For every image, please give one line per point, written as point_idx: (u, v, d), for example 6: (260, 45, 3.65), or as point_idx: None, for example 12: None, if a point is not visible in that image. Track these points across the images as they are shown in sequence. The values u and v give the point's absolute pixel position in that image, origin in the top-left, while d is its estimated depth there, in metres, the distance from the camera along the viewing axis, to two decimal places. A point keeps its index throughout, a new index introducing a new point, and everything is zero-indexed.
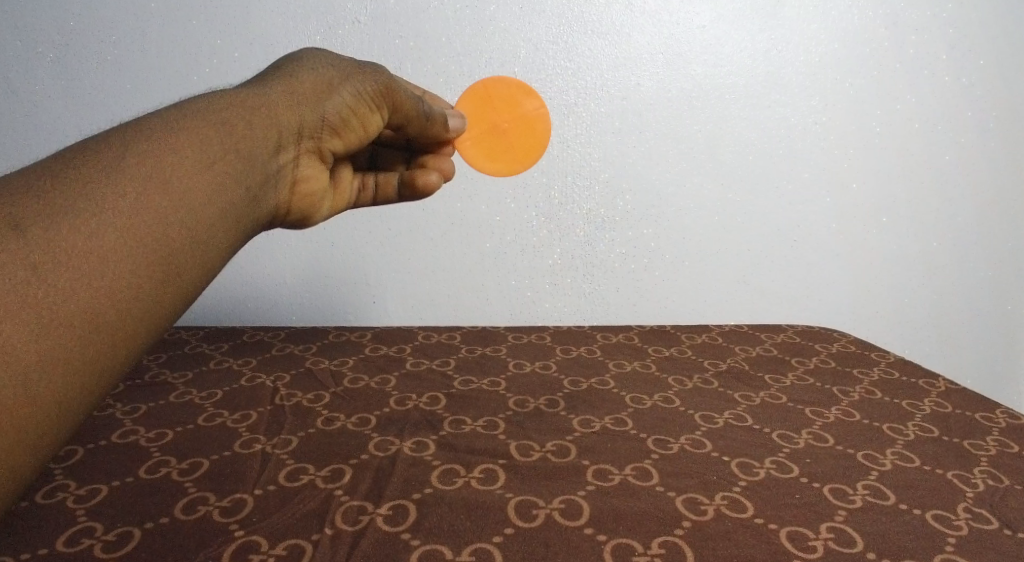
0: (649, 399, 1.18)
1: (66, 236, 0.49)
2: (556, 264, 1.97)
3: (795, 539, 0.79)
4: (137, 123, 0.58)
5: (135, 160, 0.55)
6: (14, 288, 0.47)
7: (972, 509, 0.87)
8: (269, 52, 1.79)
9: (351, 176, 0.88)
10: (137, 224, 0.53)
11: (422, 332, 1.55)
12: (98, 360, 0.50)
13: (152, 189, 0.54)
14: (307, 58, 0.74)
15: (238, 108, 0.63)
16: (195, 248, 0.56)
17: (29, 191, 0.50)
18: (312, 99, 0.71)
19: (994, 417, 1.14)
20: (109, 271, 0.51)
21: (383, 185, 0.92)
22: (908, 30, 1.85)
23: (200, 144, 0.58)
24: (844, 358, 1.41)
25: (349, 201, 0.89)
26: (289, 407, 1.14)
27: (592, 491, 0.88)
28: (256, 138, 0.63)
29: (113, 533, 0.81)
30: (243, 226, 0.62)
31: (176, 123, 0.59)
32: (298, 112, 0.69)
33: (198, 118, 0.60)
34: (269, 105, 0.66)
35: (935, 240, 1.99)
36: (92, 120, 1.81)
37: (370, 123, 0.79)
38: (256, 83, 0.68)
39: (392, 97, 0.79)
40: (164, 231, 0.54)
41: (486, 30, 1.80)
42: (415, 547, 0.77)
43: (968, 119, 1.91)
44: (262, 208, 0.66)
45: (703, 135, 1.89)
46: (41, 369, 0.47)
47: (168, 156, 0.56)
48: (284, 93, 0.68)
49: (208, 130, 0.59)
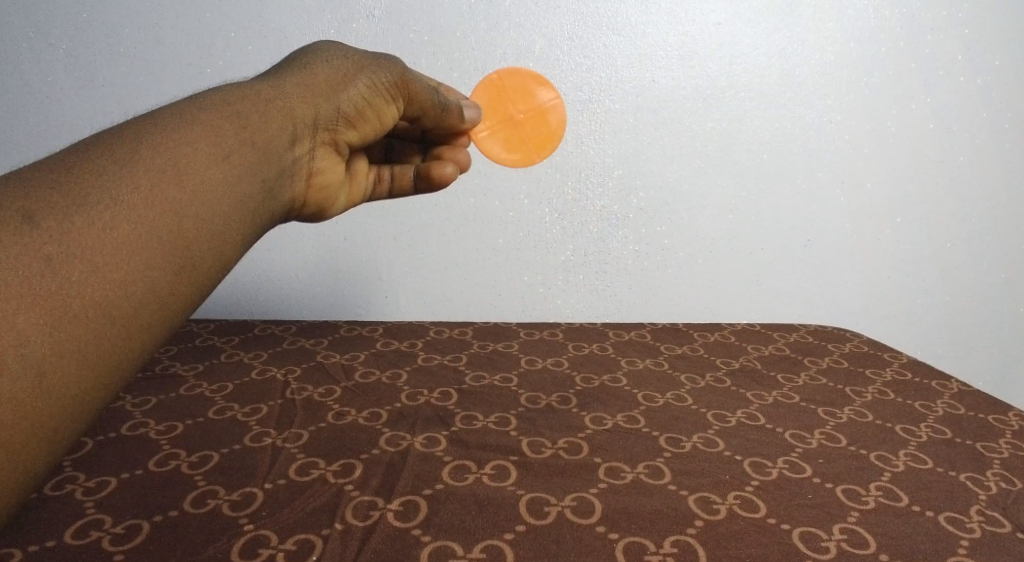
0: (662, 396, 1.17)
1: (80, 227, 0.49)
2: (568, 261, 1.96)
3: (807, 540, 0.79)
4: (150, 116, 0.57)
5: (149, 152, 0.54)
6: (26, 280, 0.46)
7: (986, 512, 0.86)
8: (282, 45, 1.79)
9: (365, 169, 0.88)
10: (152, 215, 0.52)
11: (433, 327, 1.54)
12: (114, 352, 0.50)
13: (167, 181, 0.54)
14: (320, 52, 0.74)
15: (254, 100, 0.63)
16: (211, 242, 0.56)
17: (43, 182, 0.50)
18: (328, 91, 0.71)
19: (1008, 420, 1.13)
20: (124, 264, 0.50)
21: (399, 177, 0.92)
22: (924, 30, 1.84)
23: (215, 137, 0.58)
24: (857, 359, 1.40)
25: (364, 194, 0.88)
26: (300, 401, 1.14)
27: (604, 489, 0.87)
28: (272, 130, 0.63)
29: (123, 526, 0.81)
30: (259, 220, 0.62)
31: (191, 116, 0.58)
32: (312, 104, 0.69)
33: (213, 111, 0.60)
34: (283, 98, 0.66)
35: (949, 241, 1.98)
36: (104, 112, 1.81)
37: (386, 115, 0.79)
38: (269, 76, 0.68)
39: (407, 89, 0.79)
40: (179, 223, 0.54)
41: (501, 25, 1.79)
42: (426, 544, 0.77)
43: (982, 119, 1.90)
44: (278, 201, 0.66)
45: (717, 133, 1.88)
46: (54, 362, 0.47)
47: (183, 148, 0.56)
48: (297, 85, 0.68)
49: (222, 123, 0.59)
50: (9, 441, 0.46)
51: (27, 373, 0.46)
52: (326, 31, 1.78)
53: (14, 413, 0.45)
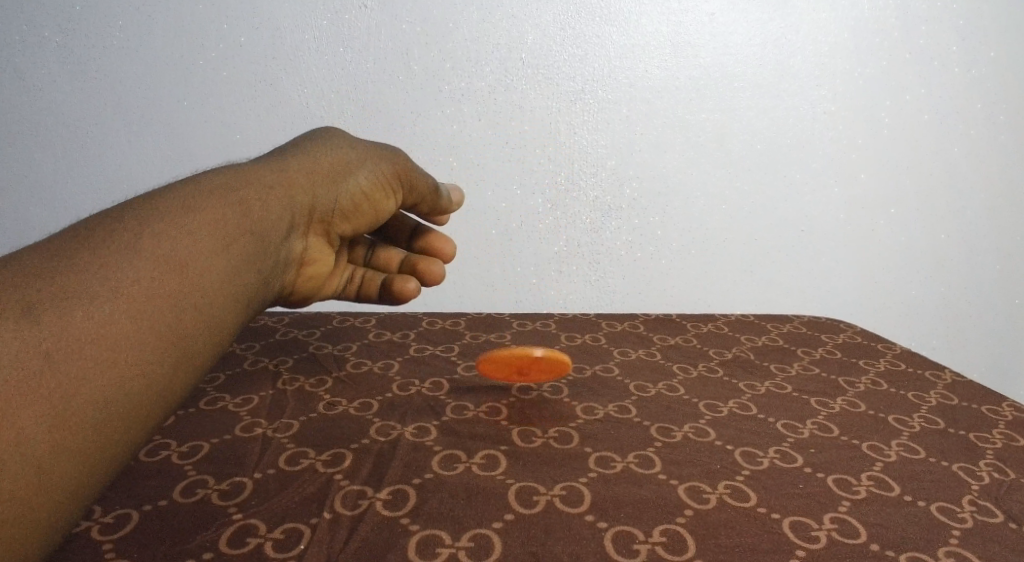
0: (653, 387, 1.17)
1: (94, 315, 0.53)
2: (561, 251, 1.95)
3: (797, 529, 0.78)
4: (161, 202, 0.64)
5: (162, 243, 0.60)
6: (43, 370, 0.49)
7: (977, 502, 0.86)
8: (275, 37, 1.77)
9: (343, 264, 0.97)
10: (156, 303, 0.57)
11: (426, 318, 1.54)
12: (112, 444, 0.53)
13: (177, 272, 0.60)
14: (321, 142, 0.85)
15: (258, 189, 0.71)
16: (213, 331, 0.62)
17: (53, 267, 0.54)
18: (326, 178, 0.81)
19: (1001, 411, 1.13)
20: (136, 353, 0.55)
21: (369, 282, 1.01)
22: (918, 21, 1.84)
23: (221, 227, 0.65)
24: (850, 349, 1.40)
25: (337, 287, 0.97)
26: (290, 391, 1.14)
27: (595, 479, 0.87)
28: (273, 217, 0.72)
29: (111, 516, 0.80)
30: (253, 306, 0.69)
31: (198, 204, 0.65)
32: (311, 191, 0.79)
33: (220, 200, 0.67)
34: (284, 184, 0.75)
35: (943, 232, 1.98)
36: (95, 103, 1.79)
37: (379, 208, 0.91)
38: (272, 162, 0.77)
39: (398, 182, 0.92)
40: (186, 313, 0.59)
41: (493, 15, 1.79)
42: (415, 532, 0.77)
43: (977, 110, 1.90)
44: (271, 285, 0.73)
45: (710, 124, 1.87)
46: (69, 454, 0.50)
47: (193, 239, 0.62)
48: (299, 173, 0.78)
49: (229, 211, 0.67)
50: (23, 533, 0.47)
51: (42, 465, 0.48)
52: (318, 21, 1.77)
53: (25, 508, 0.47)
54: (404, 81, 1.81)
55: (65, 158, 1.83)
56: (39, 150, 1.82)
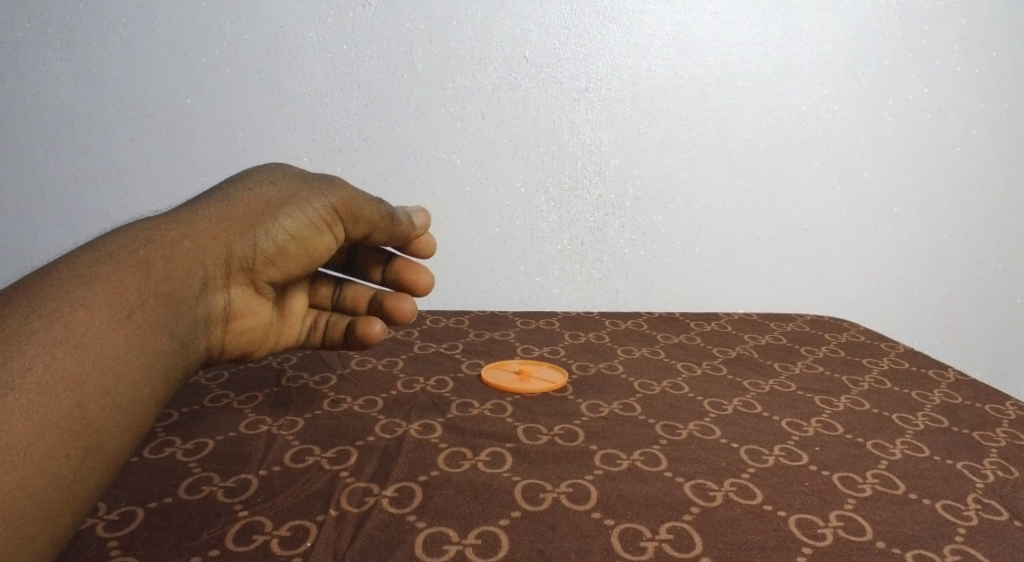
0: (658, 385, 1.17)
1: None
2: (564, 249, 1.94)
3: (803, 527, 0.78)
4: (58, 279, 0.67)
5: (55, 319, 0.63)
6: None
7: (983, 500, 0.86)
8: (278, 34, 1.78)
9: (302, 311, 0.95)
10: (59, 384, 0.60)
11: (429, 316, 1.54)
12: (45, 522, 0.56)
13: (75, 343, 0.62)
14: (241, 190, 0.86)
15: (159, 252, 0.74)
16: (119, 395, 0.64)
17: None
18: (240, 227, 0.82)
19: (1005, 409, 1.13)
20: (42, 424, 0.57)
21: (334, 326, 0.97)
22: (919, 21, 1.85)
23: (118, 295, 0.68)
24: (853, 348, 1.40)
25: (295, 337, 0.94)
26: (295, 388, 1.14)
27: (600, 476, 0.87)
28: (178, 278, 0.74)
29: (116, 513, 0.80)
30: (170, 366, 0.71)
31: (95, 278, 0.68)
32: (224, 243, 0.80)
33: (118, 270, 0.69)
34: (190, 244, 0.77)
35: (946, 230, 1.99)
36: (97, 100, 1.79)
37: (315, 244, 0.88)
38: (179, 222, 0.79)
39: (335, 215, 0.90)
40: (86, 381, 0.61)
41: (497, 14, 1.79)
42: (420, 530, 0.77)
43: (979, 110, 1.91)
44: (191, 344, 0.75)
45: (713, 123, 1.87)
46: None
47: (87, 311, 0.65)
48: (209, 229, 0.80)
49: (126, 280, 0.69)
50: None
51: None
52: (322, 19, 1.77)
53: None
54: (408, 80, 1.81)
55: (66, 156, 1.82)
56: (40, 148, 1.81)
